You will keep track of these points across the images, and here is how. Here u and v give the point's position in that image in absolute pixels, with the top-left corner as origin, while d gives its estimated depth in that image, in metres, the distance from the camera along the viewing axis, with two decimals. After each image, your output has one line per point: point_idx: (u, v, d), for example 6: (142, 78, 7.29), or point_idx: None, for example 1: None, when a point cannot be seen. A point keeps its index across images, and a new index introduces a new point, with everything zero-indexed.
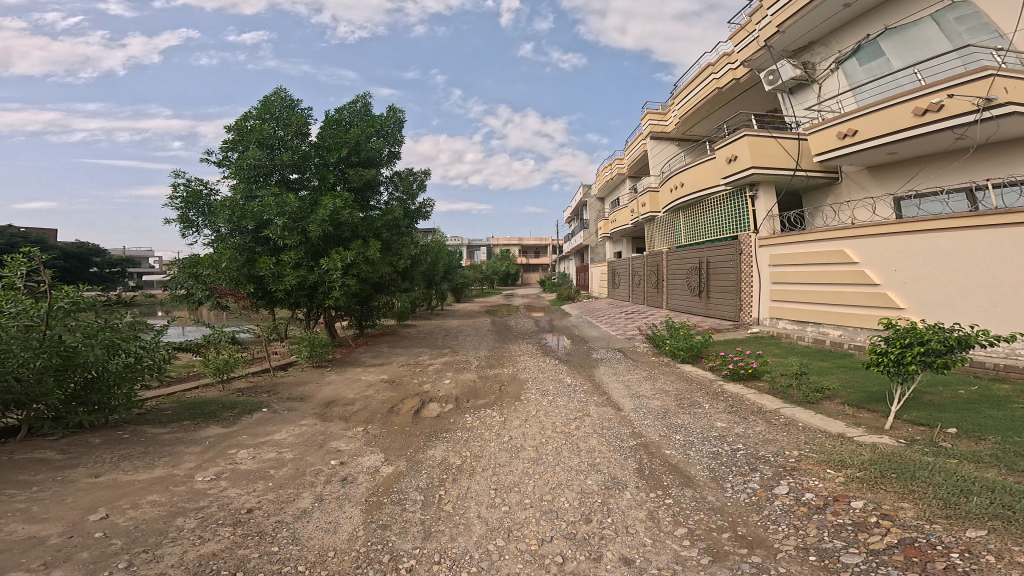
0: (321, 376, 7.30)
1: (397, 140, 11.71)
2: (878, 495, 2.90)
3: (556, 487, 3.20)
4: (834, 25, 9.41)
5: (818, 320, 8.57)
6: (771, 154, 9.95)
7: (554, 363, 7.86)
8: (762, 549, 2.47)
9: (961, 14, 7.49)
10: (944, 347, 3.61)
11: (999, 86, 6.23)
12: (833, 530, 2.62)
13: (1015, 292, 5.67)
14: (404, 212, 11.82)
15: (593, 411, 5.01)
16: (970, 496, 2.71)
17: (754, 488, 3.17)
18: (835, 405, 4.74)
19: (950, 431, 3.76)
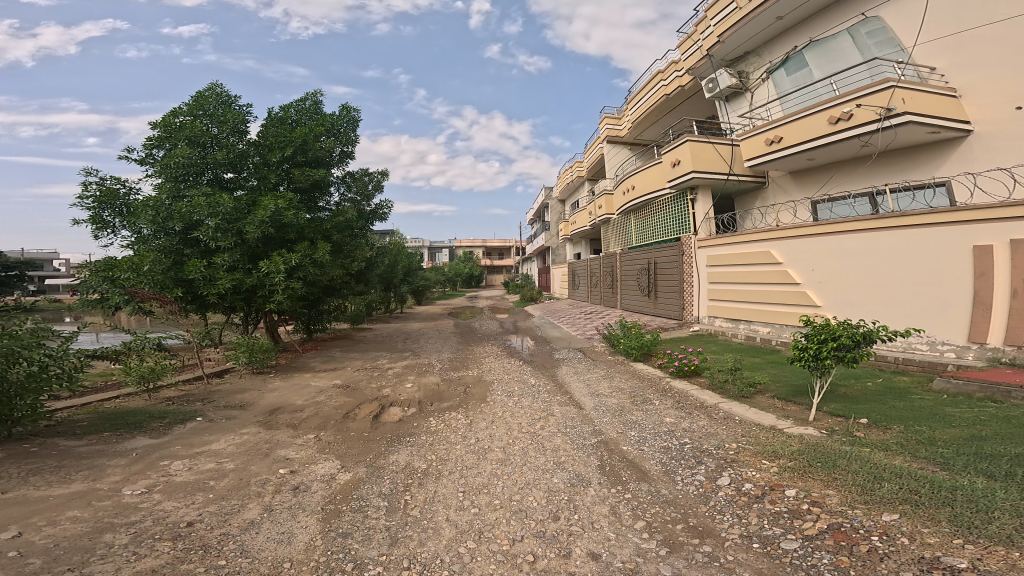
0: (264, 383, 6.82)
1: (350, 140, 11.30)
2: (808, 484, 3.22)
3: (523, 487, 3.23)
4: (767, 37, 10.14)
5: (749, 318, 9.31)
6: (712, 161, 10.60)
7: (518, 364, 7.93)
8: (712, 538, 2.68)
9: (871, 28, 8.18)
10: (853, 342, 4.04)
11: (898, 96, 6.85)
12: (772, 517, 2.89)
13: (906, 290, 6.44)
14: (359, 213, 11.38)
15: (558, 411, 5.10)
16: (883, 482, 3.08)
17: (702, 480, 3.40)
18: (766, 399, 5.18)
19: (863, 421, 4.25)
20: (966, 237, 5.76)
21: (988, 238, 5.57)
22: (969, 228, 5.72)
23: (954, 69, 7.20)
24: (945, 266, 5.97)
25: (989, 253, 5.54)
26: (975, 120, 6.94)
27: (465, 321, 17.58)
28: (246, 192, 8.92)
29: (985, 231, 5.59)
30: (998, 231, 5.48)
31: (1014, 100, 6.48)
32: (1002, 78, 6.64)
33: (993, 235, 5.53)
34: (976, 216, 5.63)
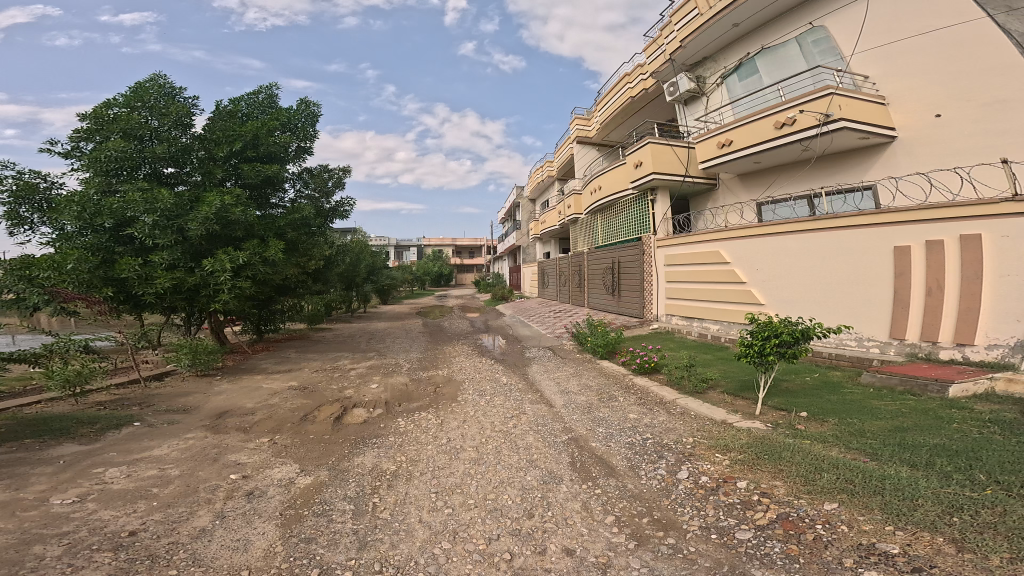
0: (210, 386, 6.39)
1: (309, 135, 10.82)
2: (757, 475, 3.44)
3: (498, 485, 3.21)
4: (723, 43, 10.63)
5: (702, 315, 9.78)
6: (672, 164, 11.09)
7: (488, 363, 7.89)
8: (675, 530, 2.83)
9: (816, 37, 8.70)
10: (793, 338, 4.35)
11: (836, 103, 7.26)
12: (727, 509, 3.07)
13: (837, 289, 6.91)
14: (317, 210, 10.91)
15: (529, 409, 5.12)
16: (823, 472, 3.34)
17: (664, 474, 3.53)
18: (716, 394, 5.48)
19: (802, 415, 4.58)
20: (888, 238, 6.22)
21: (906, 239, 6.03)
22: (890, 230, 6.18)
23: (886, 74, 7.72)
24: (872, 266, 6.43)
25: (907, 254, 6.00)
26: (899, 126, 7.52)
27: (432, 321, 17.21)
28: (189, 188, 8.40)
29: (903, 233, 6.05)
30: (913, 233, 5.93)
31: (934, 108, 7.08)
32: (924, 87, 7.21)
33: (909, 236, 5.98)
34: (895, 219, 6.08)
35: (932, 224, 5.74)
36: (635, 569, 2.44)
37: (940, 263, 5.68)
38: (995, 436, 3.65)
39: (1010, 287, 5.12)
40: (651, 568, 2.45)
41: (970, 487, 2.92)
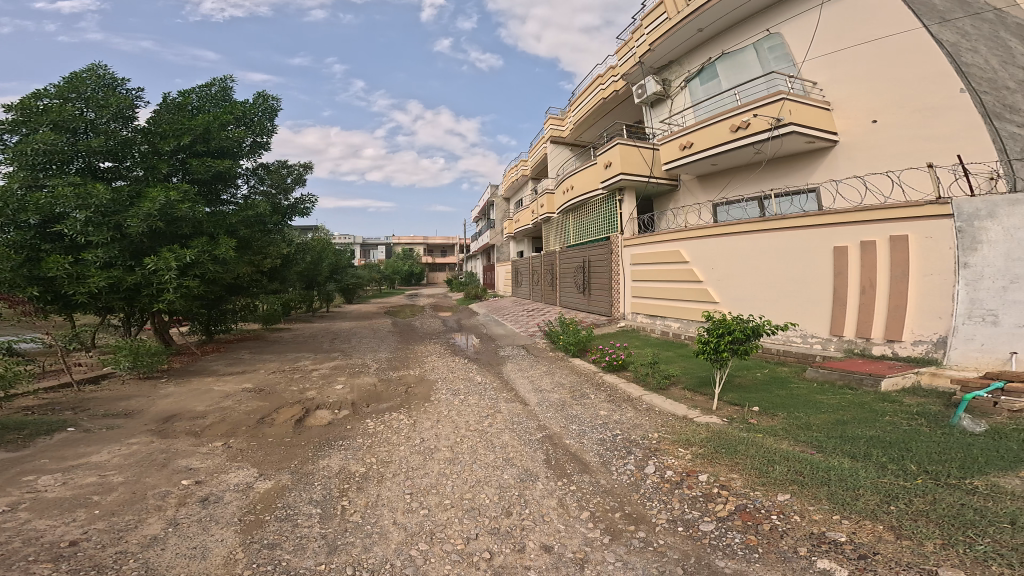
0: (155, 389, 5.88)
1: (266, 131, 10.35)
2: (716, 468, 3.58)
3: (474, 485, 3.14)
4: (688, 48, 10.96)
5: (664, 314, 10.04)
6: (637, 165, 11.39)
7: (463, 362, 7.75)
8: (646, 524, 2.90)
9: (772, 44, 9.10)
10: (744, 335, 4.59)
11: (786, 108, 7.65)
12: (692, 501, 3.17)
13: (785, 287, 7.15)
14: (274, 207, 10.40)
15: (504, 408, 5.06)
16: (775, 464, 3.53)
17: (633, 469, 3.60)
18: (678, 390, 5.68)
19: (754, 409, 4.83)
20: (829, 238, 6.47)
21: (845, 239, 6.29)
22: (831, 230, 6.42)
23: (834, 81, 8.13)
24: (815, 264, 6.66)
25: (846, 252, 6.26)
26: (840, 131, 8.00)
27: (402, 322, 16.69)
28: (130, 184, 7.81)
29: (842, 233, 6.31)
30: (852, 233, 6.19)
31: (871, 114, 7.56)
32: (864, 95, 7.66)
33: (848, 236, 6.24)
34: (836, 219, 6.34)
35: (867, 224, 6.01)
36: (610, 562, 2.49)
37: (874, 262, 5.94)
38: (923, 428, 3.99)
39: (933, 285, 5.42)
40: (625, 562, 2.50)
41: (904, 477, 3.18)
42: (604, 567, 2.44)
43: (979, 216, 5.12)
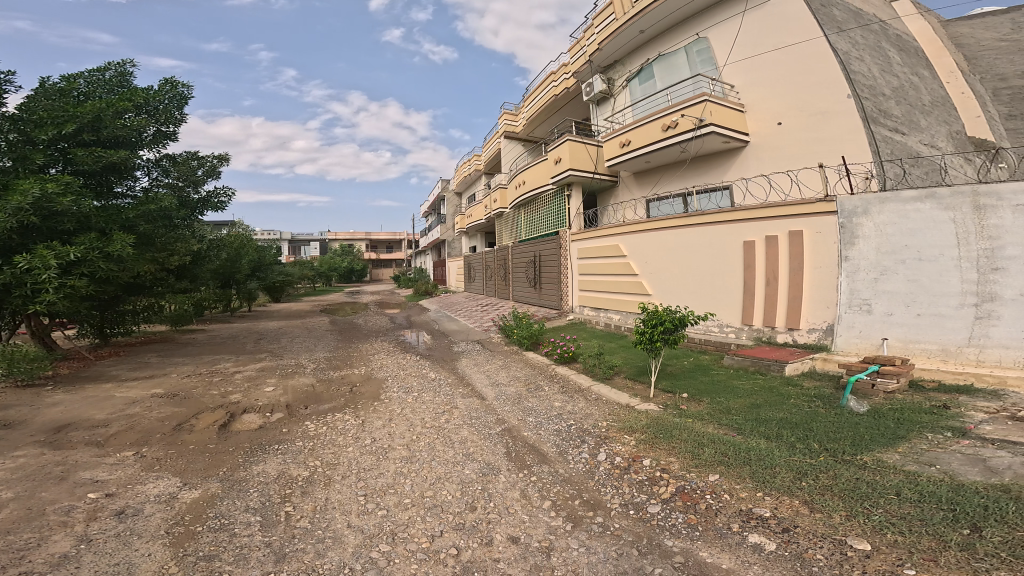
0: (39, 396, 4.96)
1: (172, 119, 9.39)
2: (657, 453, 3.78)
3: (434, 482, 3.05)
4: (631, 49, 11.29)
5: (606, 307, 10.47)
6: (584, 161, 11.72)
7: (417, 361, 7.31)
8: (602, 510, 2.99)
9: (699, 48, 9.65)
10: (673, 325, 4.93)
11: (707, 109, 8.18)
12: (640, 484, 3.32)
13: (705, 279, 7.75)
14: (179, 201, 9.29)
15: (461, 403, 4.97)
16: (704, 447, 3.80)
17: (587, 457, 3.69)
18: (621, 379, 5.95)
19: (685, 396, 5.20)
20: (738, 233, 7.13)
21: (751, 234, 6.97)
22: (740, 226, 7.10)
23: (748, 83, 8.79)
24: (729, 257, 7.32)
25: (753, 246, 6.94)
26: (752, 132, 8.74)
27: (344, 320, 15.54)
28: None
29: (749, 229, 6.98)
30: (757, 228, 6.88)
31: (776, 117, 8.32)
32: (772, 98, 8.39)
33: (754, 231, 6.92)
34: (743, 216, 7.02)
35: (769, 220, 6.72)
36: (574, 548, 2.57)
37: (775, 254, 6.66)
38: (820, 410, 4.52)
39: (822, 277, 6.19)
40: (587, 547, 2.58)
41: (809, 455, 3.57)
42: (569, 553, 2.51)
43: (856, 213, 5.82)
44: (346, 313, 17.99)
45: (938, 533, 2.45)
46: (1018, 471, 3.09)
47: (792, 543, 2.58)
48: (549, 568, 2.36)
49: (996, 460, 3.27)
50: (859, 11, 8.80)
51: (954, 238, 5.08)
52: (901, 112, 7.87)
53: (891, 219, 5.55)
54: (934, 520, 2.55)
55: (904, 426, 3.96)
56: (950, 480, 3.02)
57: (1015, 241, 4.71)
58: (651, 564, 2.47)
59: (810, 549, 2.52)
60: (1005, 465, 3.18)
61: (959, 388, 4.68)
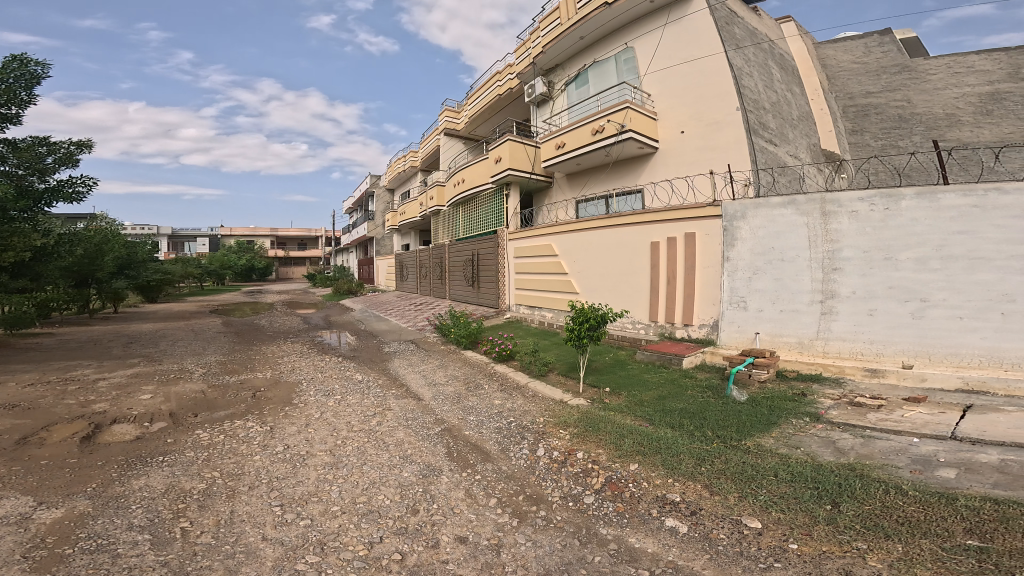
0: None
1: (17, 100, 7.69)
2: (590, 445, 3.92)
3: (369, 487, 3.07)
4: (570, 54, 11.74)
5: (539, 304, 10.76)
6: (523, 162, 12.03)
7: (339, 360, 7.23)
8: (544, 503, 3.02)
9: (627, 57, 10.34)
10: (597, 321, 5.22)
11: (627, 115, 9.01)
12: (576, 477, 3.40)
13: (624, 280, 8.40)
14: (17, 191, 7.54)
15: (394, 405, 4.94)
16: (625, 438, 3.99)
17: (528, 453, 3.76)
18: (555, 375, 6.11)
19: (608, 390, 5.46)
20: (649, 234, 7.86)
21: (659, 236, 7.71)
22: (649, 227, 7.83)
23: (662, 92, 9.64)
24: (642, 255, 8.04)
25: (659, 246, 7.69)
26: (661, 139, 9.67)
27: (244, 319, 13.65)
28: None
29: (657, 231, 7.72)
30: (661, 230, 7.64)
31: (680, 125, 9.31)
32: (678, 109, 9.35)
33: (660, 232, 7.67)
34: (650, 219, 7.78)
35: (670, 224, 7.49)
36: (522, 543, 2.55)
37: (676, 255, 7.42)
38: (710, 400, 5.04)
39: (709, 276, 6.99)
40: (535, 541, 2.58)
41: (704, 442, 3.92)
42: (518, 549, 2.49)
43: (735, 217, 6.62)
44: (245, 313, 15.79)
45: (810, 510, 2.85)
46: (859, 449, 3.75)
47: (701, 525, 2.82)
48: (500, 564, 2.35)
49: (843, 441, 3.93)
50: (754, 30, 9.88)
51: (807, 242, 6.01)
52: (775, 126, 9.20)
53: (762, 223, 6.39)
54: (806, 499, 2.96)
55: (775, 414, 4.57)
56: (812, 461, 3.54)
57: (849, 244, 5.69)
58: (592, 553, 2.51)
59: (715, 530, 2.75)
60: (849, 445, 3.83)
61: (812, 376, 5.68)
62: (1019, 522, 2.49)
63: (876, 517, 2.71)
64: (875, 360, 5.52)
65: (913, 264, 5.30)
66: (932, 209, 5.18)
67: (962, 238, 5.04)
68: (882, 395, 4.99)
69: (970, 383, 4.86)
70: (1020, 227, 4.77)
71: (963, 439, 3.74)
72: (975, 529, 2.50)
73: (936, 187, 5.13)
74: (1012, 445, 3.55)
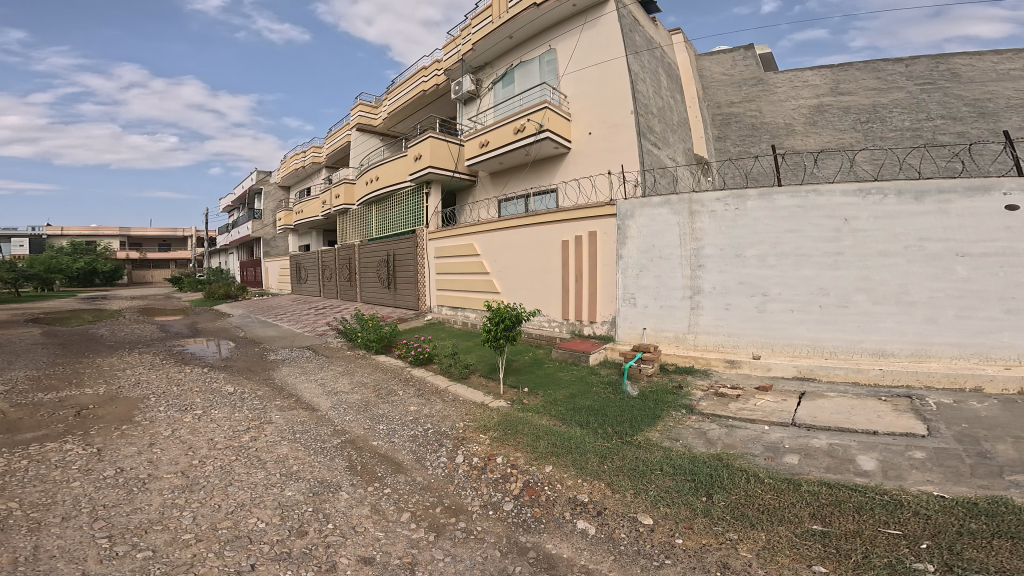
0: None
1: None
2: (508, 449, 3.78)
3: (235, 510, 2.58)
4: (499, 53, 12.28)
5: (461, 305, 10.74)
6: (445, 160, 12.03)
7: (204, 371, 6.05)
8: (464, 514, 2.79)
9: (549, 58, 11.13)
10: (513, 320, 5.24)
11: (545, 115, 9.71)
12: (496, 483, 3.23)
13: (538, 280, 8.76)
14: None
15: (278, 418, 4.25)
16: (540, 439, 3.92)
17: (445, 461, 3.51)
18: (477, 378, 5.90)
19: (526, 391, 5.42)
20: (560, 232, 8.31)
21: (569, 235, 8.18)
22: (561, 226, 8.26)
23: (576, 93, 10.49)
24: (554, 253, 8.46)
25: (569, 244, 8.17)
26: (574, 139, 10.50)
27: (75, 328, 10.97)
28: None
29: (568, 229, 8.18)
30: (571, 229, 8.12)
31: (588, 127, 10.19)
32: (587, 113, 10.23)
33: (569, 231, 8.17)
34: (561, 218, 8.23)
35: (578, 221, 7.98)
36: (439, 559, 2.30)
37: (582, 253, 7.94)
38: (612, 396, 5.29)
39: (607, 274, 7.63)
40: (454, 555, 2.34)
41: (607, 439, 4.07)
42: (435, 565, 2.25)
43: (626, 216, 7.31)
44: (84, 319, 13.19)
45: (689, 502, 3.07)
46: (724, 439, 4.22)
47: (605, 525, 2.84)
48: None
49: (711, 432, 4.39)
50: (651, 38, 11.34)
51: (679, 240, 6.85)
52: (660, 129, 10.49)
53: (645, 222, 7.14)
54: (685, 491, 3.18)
55: (659, 406, 4.98)
56: (688, 453, 3.85)
57: (709, 243, 6.60)
58: (512, 564, 2.35)
59: (617, 530, 2.80)
60: (716, 434, 4.29)
61: (687, 369, 6.41)
62: (848, 505, 2.99)
63: (741, 506, 3.02)
64: (733, 351, 6.47)
65: (755, 261, 6.30)
66: (769, 208, 6.19)
67: (790, 236, 6.08)
68: (739, 385, 5.82)
69: (803, 371, 5.90)
70: (829, 226, 5.87)
71: (800, 425, 4.47)
72: (816, 514, 2.91)
73: (772, 190, 6.13)
74: (836, 430, 4.34)
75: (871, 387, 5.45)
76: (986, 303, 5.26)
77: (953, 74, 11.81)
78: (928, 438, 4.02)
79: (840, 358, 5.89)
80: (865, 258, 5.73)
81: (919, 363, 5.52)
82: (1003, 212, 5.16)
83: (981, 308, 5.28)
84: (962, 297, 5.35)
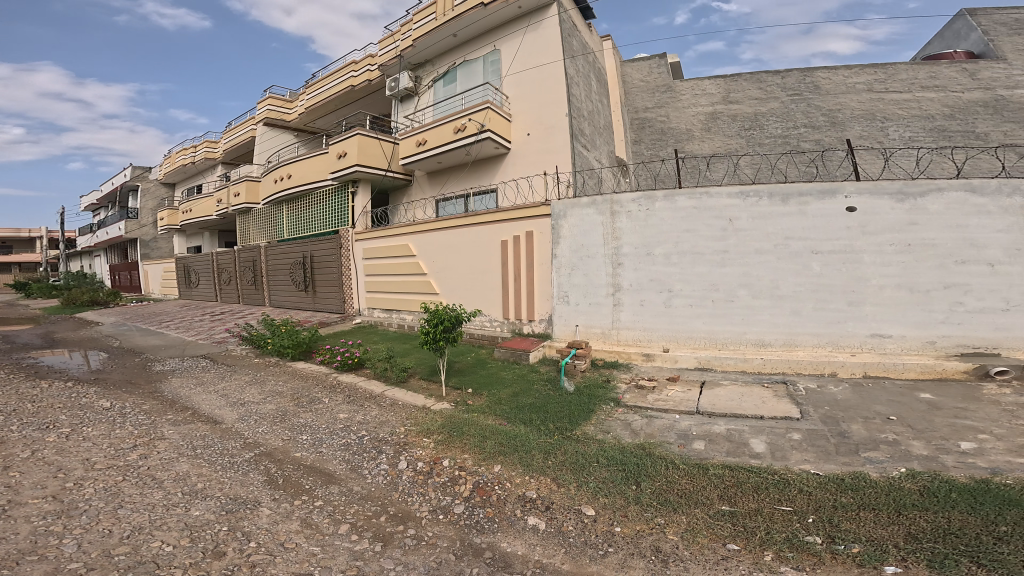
0: None
1: None
2: (455, 451, 3.61)
3: (135, 534, 2.24)
4: (440, 53, 12.41)
5: (396, 307, 10.45)
6: (375, 158, 11.51)
7: (66, 387, 5.07)
8: (412, 521, 2.63)
9: (490, 59, 11.47)
10: (452, 321, 5.11)
11: (487, 115, 9.91)
12: (443, 487, 3.08)
13: (477, 280, 8.84)
14: None
15: (172, 433, 3.74)
16: (486, 439, 3.80)
17: (387, 468, 3.28)
18: (416, 381, 5.61)
19: (469, 391, 5.25)
20: (499, 233, 8.46)
21: (507, 235, 8.36)
22: (500, 226, 8.41)
23: (517, 93, 10.88)
24: (493, 254, 8.58)
25: (508, 245, 8.35)
26: (513, 140, 10.86)
27: None
28: None
29: (507, 229, 8.36)
30: (510, 229, 8.30)
31: (526, 128, 10.63)
32: (526, 113, 10.65)
33: (507, 231, 8.35)
34: (499, 218, 8.36)
35: (518, 221, 8.18)
36: (389, 569, 2.16)
37: (521, 253, 8.16)
38: (551, 392, 5.38)
39: (543, 273, 7.95)
40: (405, 564, 2.21)
41: (548, 434, 4.11)
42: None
43: (559, 216, 7.68)
44: None
45: (622, 491, 3.18)
46: (645, 429, 4.52)
47: (554, 519, 2.82)
48: None
49: (635, 423, 4.68)
50: (585, 44, 12.27)
51: (602, 239, 7.38)
52: (589, 132, 11.24)
53: (575, 223, 7.59)
54: (618, 482, 3.31)
55: (591, 400, 5.19)
56: (617, 445, 4.04)
57: (626, 242, 7.23)
58: (468, 567, 2.26)
59: (565, 522, 2.80)
60: (639, 425, 4.59)
61: (612, 364, 6.92)
62: (748, 485, 3.36)
63: (665, 492, 3.22)
64: (647, 346, 7.12)
65: (662, 259, 7.05)
66: (672, 208, 6.98)
67: (687, 235, 6.92)
68: (654, 376, 6.38)
69: (701, 362, 6.66)
70: (718, 226, 6.80)
71: (703, 412, 4.99)
72: (725, 494, 3.24)
73: (675, 192, 6.94)
74: (732, 416, 4.92)
75: (756, 374, 6.35)
76: (835, 297, 6.45)
77: (816, 87, 14.22)
78: (802, 420, 4.76)
79: (730, 348, 6.80)
80: (745, 256, 6.72)
81: (790, 351, 6.60)
82: (844, 213, 6.37)
83: (831, 300, 6.46)
84: (818, 292, 6.51)
